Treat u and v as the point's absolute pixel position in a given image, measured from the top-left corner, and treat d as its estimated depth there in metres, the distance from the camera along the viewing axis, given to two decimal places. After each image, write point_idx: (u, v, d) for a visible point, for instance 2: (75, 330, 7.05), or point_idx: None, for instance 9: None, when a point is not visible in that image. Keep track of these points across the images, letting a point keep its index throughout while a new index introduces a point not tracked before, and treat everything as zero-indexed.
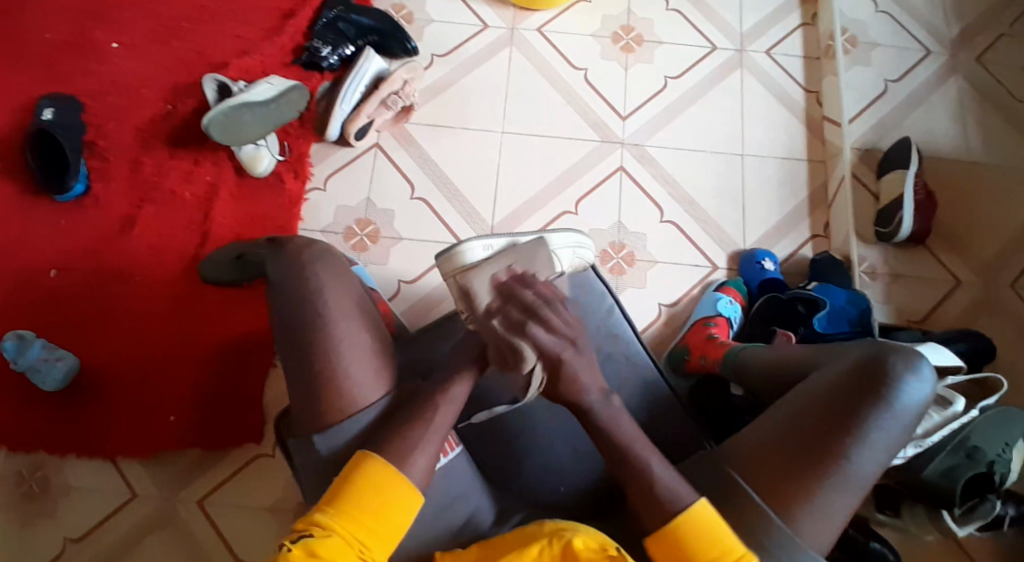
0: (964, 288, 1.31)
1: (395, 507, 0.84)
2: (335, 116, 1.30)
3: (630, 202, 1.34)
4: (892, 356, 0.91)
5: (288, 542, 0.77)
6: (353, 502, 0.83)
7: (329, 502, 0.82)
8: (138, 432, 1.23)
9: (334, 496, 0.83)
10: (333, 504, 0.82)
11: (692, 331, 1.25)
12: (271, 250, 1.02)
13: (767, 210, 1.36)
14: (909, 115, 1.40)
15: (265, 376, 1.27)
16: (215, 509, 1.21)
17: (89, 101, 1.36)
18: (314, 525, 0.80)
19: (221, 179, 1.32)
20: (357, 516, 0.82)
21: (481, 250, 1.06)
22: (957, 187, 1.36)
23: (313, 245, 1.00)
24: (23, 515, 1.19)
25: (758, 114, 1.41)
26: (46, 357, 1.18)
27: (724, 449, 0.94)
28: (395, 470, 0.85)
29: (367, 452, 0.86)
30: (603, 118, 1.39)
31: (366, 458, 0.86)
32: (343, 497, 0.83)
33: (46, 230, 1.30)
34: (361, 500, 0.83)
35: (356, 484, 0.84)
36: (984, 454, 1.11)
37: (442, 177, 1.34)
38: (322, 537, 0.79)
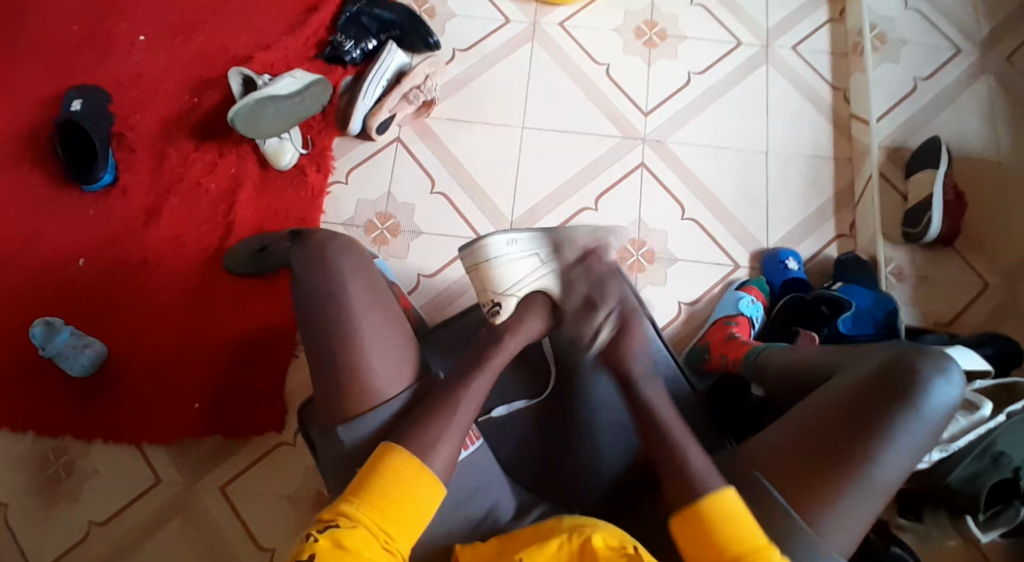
0: (994, 291, 1.28)
1: (420, 496, 0.85)
2: (357, 110, 1.31)
3: (651, 198, 1.33)
4: (920, 359, 0.90)
5: (314, 533, 0.79)
6: (379, 492, 0.84)
7: (353, 493, 0.83)
8: (162, 419, 1.25)
9: (359, 486, 0.84)
10: (358, 495, 0.83)
11: (712, 331, 1.24)
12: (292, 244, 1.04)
13: (791, 208, 1.34)
14: (940, 112, 1.37)
15: (287, 367, 1.29)
16: (236, 496, 1.23)
17: (118, 94, 1.38)
18: (341, 516, 0.82)
19: (246, 172, 1.34)
20: (382, 506, 0.83)
21: (505, 243, 1.05)
22: (988, 186, 1.33)
23: (331, 239, 1.00)
24: (49, 499, 1.22)
25: (782, 111, 1.39)
26: (74, 343, 1.21)
27: (746, 450, 0.94)
28: (418, 460, 0.86)
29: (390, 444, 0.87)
30: (626, 113, 1.38)
31: (390, 449, 0.87)
32: (368, 487, 0.84)
33: (75, 220, 1.32)
34: (386, 490, 0.84)
35: (381, 473, 0.85)
36: (1010, 460, 1.08)
37: (463, 172, 1.34)
38: (348, 527, 0.80)
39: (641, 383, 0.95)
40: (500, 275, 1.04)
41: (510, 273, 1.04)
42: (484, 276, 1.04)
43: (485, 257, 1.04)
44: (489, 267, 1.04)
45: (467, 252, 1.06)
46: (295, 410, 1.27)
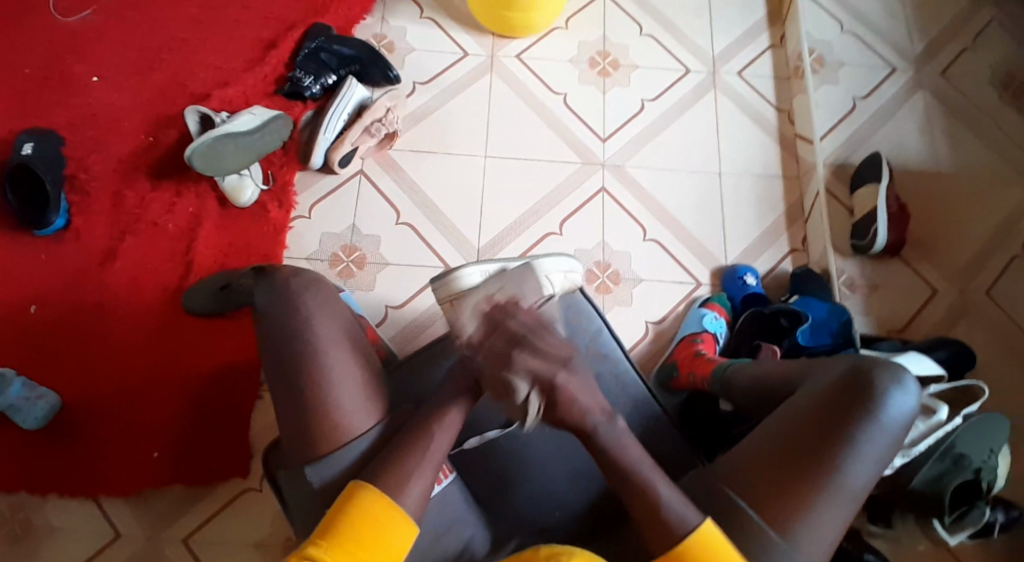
0: (940, 297, 1.34)
1: (390, 536, 0.83)
2: (319, 145, 1.31)
3: (613, 221, 1.36)
4: (876, 371, 0.93)
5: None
6: (347, 534, 0.81)
7: (321, 536, 0.81)
8: (122, 469, 1.20)
9: (326, 527, 0.82)
10: (326, 538, 0.81)
11: (679, 348, 1.26)
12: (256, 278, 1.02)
13: (747, 225, 1.39)
14: (879, 130, 1.45)
15: (253, 408, 1.26)
16: (202, 547, 1.19)
17: (70, 135, 1.35)
18: (308, 560, 0.79)
19: (205, 210, 1.32)
20: (352, 548, 0.81)
21: (477, 274, 1.07)
22: (926, 198, 1.40)
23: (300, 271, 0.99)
24: (0, 560, 1.16)
25: (732, 133, 1.45)
26: (27, 395, 1.16)
27: (717, 468, 0.96)
28: (391, 501, 0.84)
29: (361, 484, 0.85)
30: (585, 140, 1.42)
31: (359, 489, 0.85)
32: (336, 528, 0.82)
33: (25, 265, 1.28)
34: (355, 531, 0.82)
35: (349, 514, 0.83)
36: (970, 461, 1.13)
37: (427, 203, 1.35)
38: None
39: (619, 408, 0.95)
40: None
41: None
42: (458, 305, 1.05)
43: (456, 288, 1.06)
44: (460, 297, 1.06)
45: (440, 285, 1.08)
46: (263, 452, 1.24)
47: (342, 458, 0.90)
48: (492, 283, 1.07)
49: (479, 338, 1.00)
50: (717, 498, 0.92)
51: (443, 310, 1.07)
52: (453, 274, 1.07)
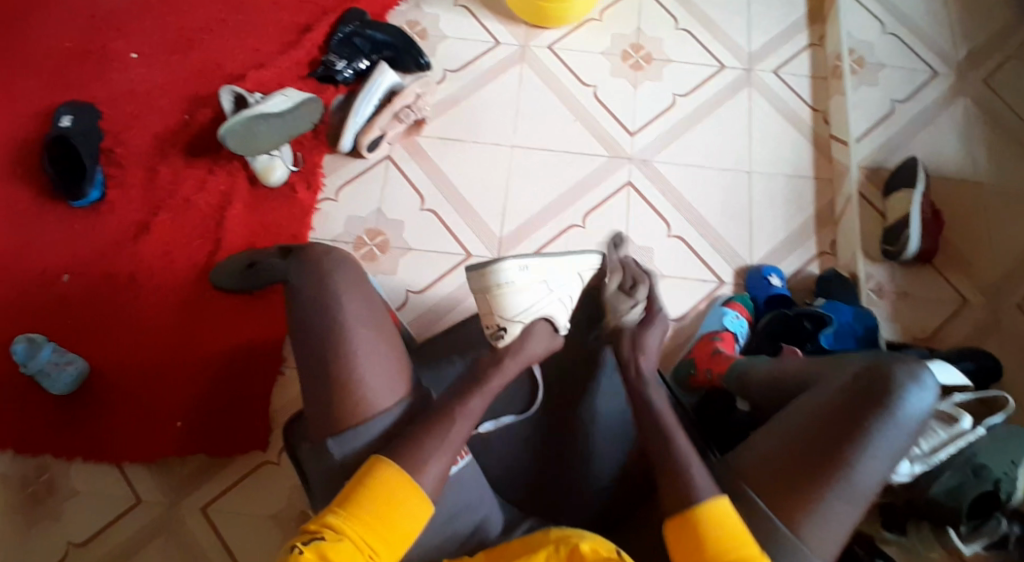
0: (971, 307, 1.31)
1: (407, 509, 0.84)
2: (348, 128, 1.33)
3: (638, 216, 1.36)
4: (894, 367, 0.92)
5: (299, 545, 0.78)
6: (364, 506, 0.82)
7: (339, 505, 0.82)
8: (145, 437, 1.23)
9: (346, 498, 0.83)
10: (344, 507, 0.82)
11: (697, 346, 1.25)
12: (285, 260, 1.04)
13: (775, 226, 1.37)
14: (916, 135, 1.41)
15: (274, 384, 1.28)
16: (219, 516, 1.21)
17: (109, 110, 1.39)
18: (326, 527, 0.80)
19: (236, 188, 1.34)
20: (368, 521, 0.81)
21: (516, 270, 1.01)
22: (962, 205, 1.36)
23: (328, 250, 1.01)
24: (28, 518, 1.20)
25: (764, 132, 1.42)
26: (56, 361, 1.20)
27: (728, 462, 0.95)
28: (407, 476, 0.85)
29: (380, 457, 0.86)
30: (614, 133, 1.41)
31: (378, 463, 0.86)
32: (354, 500, 0.83)
33: (61, 234, 1.32)
34: (372, 504, 0.83)
35: (367, 487, 0.84)
36: (990, 472, 1.10)
37: (453, 189, 1.36)
38: (333, 540, 0.79)
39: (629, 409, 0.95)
40: (510, 300, 1.01)
41: (518, 300, 1.01)
42: (492, 300, 1.01)
43: (494, 281, 1.01)
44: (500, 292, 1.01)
45: (474, 276, 1.02)
46: (280, 428, 1.26)
47: (367, 432, 0.91)
48: (531, 282, 1.03)
49: (502, 343, 1.01)
50: (727, 492, 0.91)
51: (474, 296, 1.03)
52: (491, 268, 1.00)
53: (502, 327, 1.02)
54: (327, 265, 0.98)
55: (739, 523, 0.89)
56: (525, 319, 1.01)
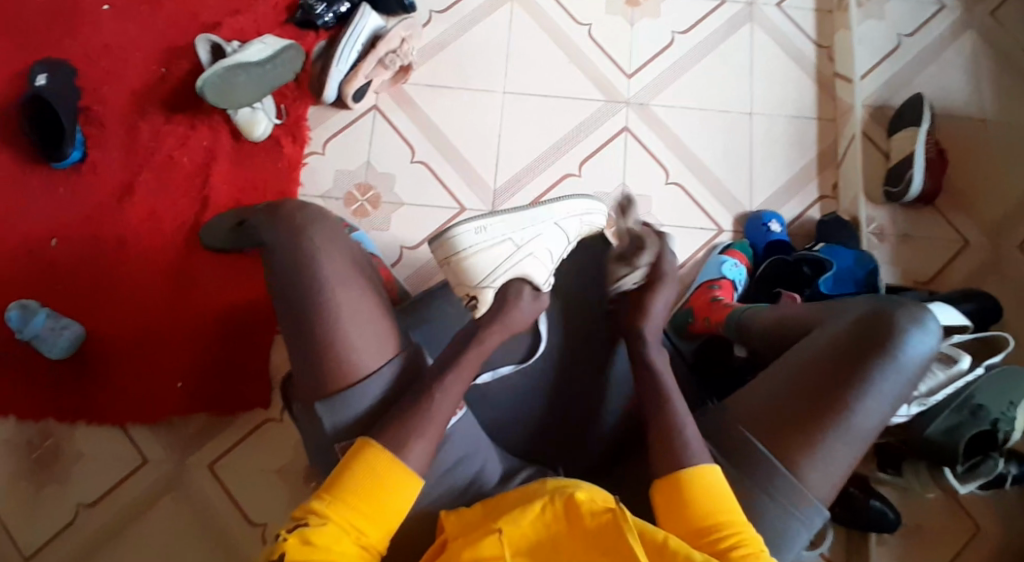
0: (972, 249, 1.29)
1: (394, 496, 0.82)
2: (332, 77, 1.27)
3: (634, 162, 1.32)
4: (896, 310, 0.93)
5: (284, 532, 0.78)
6: (350, 489, 0.81)
7: (325, 489, 0.81)
8: (147, 399, 1.24)
9: (331, 482, 0.82)
10: (330, 492, 0.81)
11: (696, 295, 1.25)
12: (265, 216, 1.01)
13: (776, 170, 1.33)
14: (923, 71, 1.36)
15: (271, 343, 1.28)
16: (226, 473, 1.24)
17: (82, 66, 1.33)
18: (312, 513, 0.79)
19: (219, 144, 1.30)
20: (354, 503, 0.80)
21: (472, 230, 1.00)
22: (967, 144, 1.33)
23: (308, 221, 0.98)
24: (36, 482, 1.22)
25: (766, 69, 1.37)
26: (52, 325, 1.19)
27: (726, 406, 0.96)
28: (394, 458, 0.83)
29: (368, 439, 0.84)
30: (610, 76, 1.35)
31: (365, 446, 0.84)
32: (341, 482, 0.81)
33: (46, 198, 1.28)
34: (357, 485, 0.81)
35: (353, 469, 0.82)
36: (987, 412, 1.13)
37: (444, 140, 1.31)
38: (316, 525, 0.78)
39: None
40: (472, 266, 1.00)
41: (479, 264, 1.00)
42: (454, 270, 1.01)
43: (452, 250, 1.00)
44: (458, 259, 1.00)
45: (436, 245, 1.01)
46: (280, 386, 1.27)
47: (362, 396, 0.90)
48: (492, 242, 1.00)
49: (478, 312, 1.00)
50: (727, 440, 0.93)
51: (445, 275, 1.04)
52: (448, 234, 0.99)
53: (473, 296, 1.00)
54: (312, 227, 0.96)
55: (739, 472, 0.90)
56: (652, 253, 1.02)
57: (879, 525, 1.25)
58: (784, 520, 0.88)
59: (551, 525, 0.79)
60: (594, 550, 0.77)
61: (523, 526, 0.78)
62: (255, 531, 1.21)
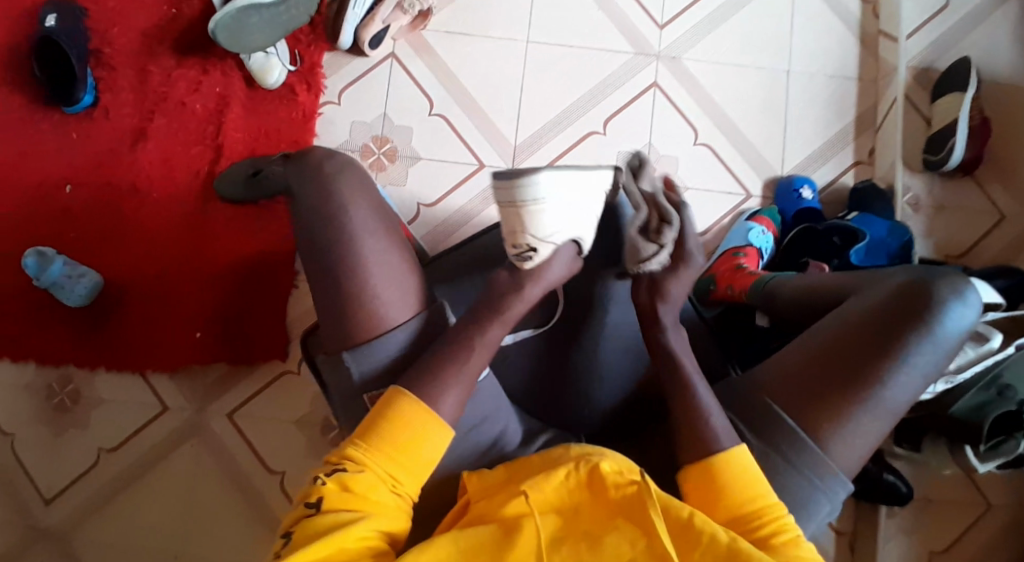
0: (1010, 223, 1.23)
1: (425, 445, 0.82)
2: (347, 22, 1.21)
3: (662, 121, 1.26)
4: (937, 281, 0.90)
5: (323, 475, 0.78)
6: (385, 436, 0.81)
7: (359, 436, 0.81)
8: (166, 349, 1.26)
9: (368, 428, 0.82)
10: (364, 438, 0.81)
11: (721, 261, 1.21)
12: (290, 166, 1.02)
13: (811, 133, 1.26)
14: (975, 29, 1.27)
15: (288, 295, 1.28)
16: (245, 422, 1.26)
17: (89, 4, 1.28)
18: (348, 459, 0.80)
19: (232, 90, 1.26)
20: (389, 451, 0.80)
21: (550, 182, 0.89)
22: (1017, 111, 1.25)
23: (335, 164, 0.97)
24: (58, 426, 1.24)
25: (809, 23, 1.28)
26: (69, 274, 1.20)
27: (750, 376, 0.94)
28: (428, 409, 0.82)
29: (399, 389, 0.83)
30: (640, 26, 1.27)
31: (397, 393, 0.83)
32: (377, 429, 0.81)
33: (57, 144, 1.26)
34: (393, 435, 0.81)
35: (389, 417, 0.82)
36: (1015, 393, 1.13)
37: (463, 93, 1.26)
38: (354, 471, 0.78)
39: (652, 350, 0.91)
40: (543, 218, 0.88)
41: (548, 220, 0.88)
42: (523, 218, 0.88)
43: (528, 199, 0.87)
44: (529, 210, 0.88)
45: (504, 187, 0.87)
46: (297, 340, 1.27)
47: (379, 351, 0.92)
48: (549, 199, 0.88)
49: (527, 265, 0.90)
50: (751, 408, 0.91)
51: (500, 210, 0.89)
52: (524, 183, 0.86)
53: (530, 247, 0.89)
54: (335, 175, 0.96)
55: (760, 438, 0.89)
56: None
57: (889, 498, 1.25)
58: (806, 490, 0.87)
59: (574, 494, 0.77)
60: (617, 520, 0.76)
61: (548, 492, 0.77)
62: (273, 478, 1.24)
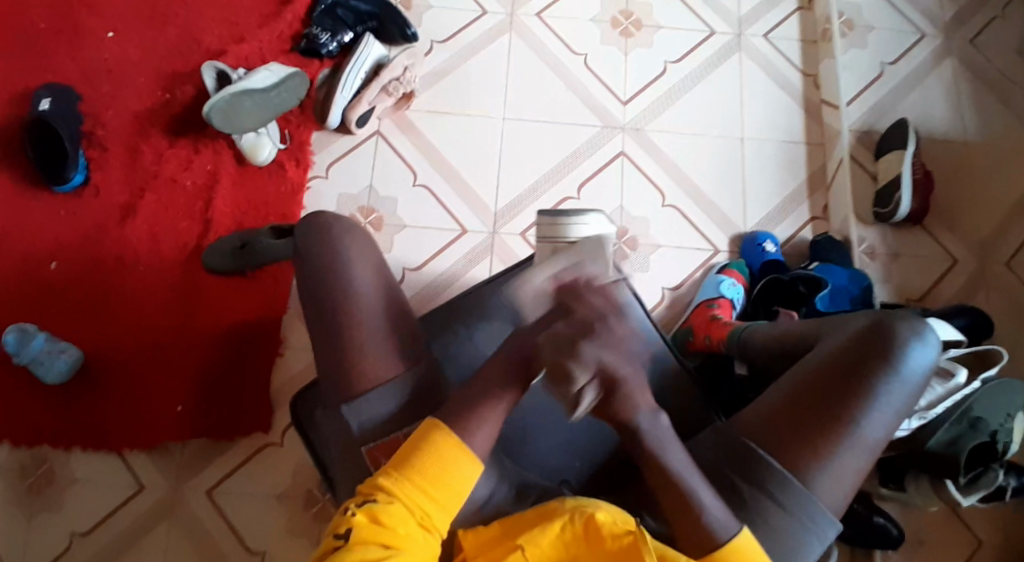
0: (960, 267, 1.33)
1: (457, 479, 0.80)
2: (336, 103, 1.30)
3: (632, 186, 1.35)
4: (897, 323, 0.94)
5: (353, 506, 0.76)
6: (418, 468, 0.79)
7: (392, 467, 0.79)
8: (147, 424, 1.22)
9: (402, 459, 0.80)
10: (396, 470, 0.79)
11: (696, 313, 1.27)
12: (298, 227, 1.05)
13: (768, 193, 1.37)
14: (905, 97, 1.41)
15: (275, 364, 1.28)
16: (226, 498, 1.21)
17: (86, 91, 1.34)
18: (378, 491, 0.77)
19: (222, 167, 1.31)
20: (422, 483, 0.78)
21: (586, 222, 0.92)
22: (952, 166, 1.38)
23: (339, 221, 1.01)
24: (29, 509, 1.19)
25: (756, 96, 1.42)
26: (50, 349, 1.18)
27: (733, 421, 0.97)
28: (464, 444, 0.81)
29: (435, 421, 0.82)
30: (606, 102, 1.39)
31: (435, 427, 0.81)
32: (410, 459, 0.79)
33: (46, 221, 1.28)
34: (425, 467, 0.79)
35: (423, 449, 0.80)
36: (986, 424, 1.15)
37: (445, 164, 1.34)
38: (385, 503, 0.76)
39: None
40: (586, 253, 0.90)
41: (593, 254, 0.91)
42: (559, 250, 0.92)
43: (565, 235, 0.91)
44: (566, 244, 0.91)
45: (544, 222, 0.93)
46: (283, 409, 1.26)
47: (378, 404, 0.90)
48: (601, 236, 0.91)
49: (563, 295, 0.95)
50: (737, 451, 0.94)
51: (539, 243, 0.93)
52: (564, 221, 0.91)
53: None
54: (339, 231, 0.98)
55: (749, 479, 0.91)
56: (593, 376, 0.74)
57: (883, 543, 1.25)
58: (798, 531, 0.89)
59: (571, 545, 0.79)
60: None
61: (546, 547, 0.79)
62: (254, 557, 1.19)
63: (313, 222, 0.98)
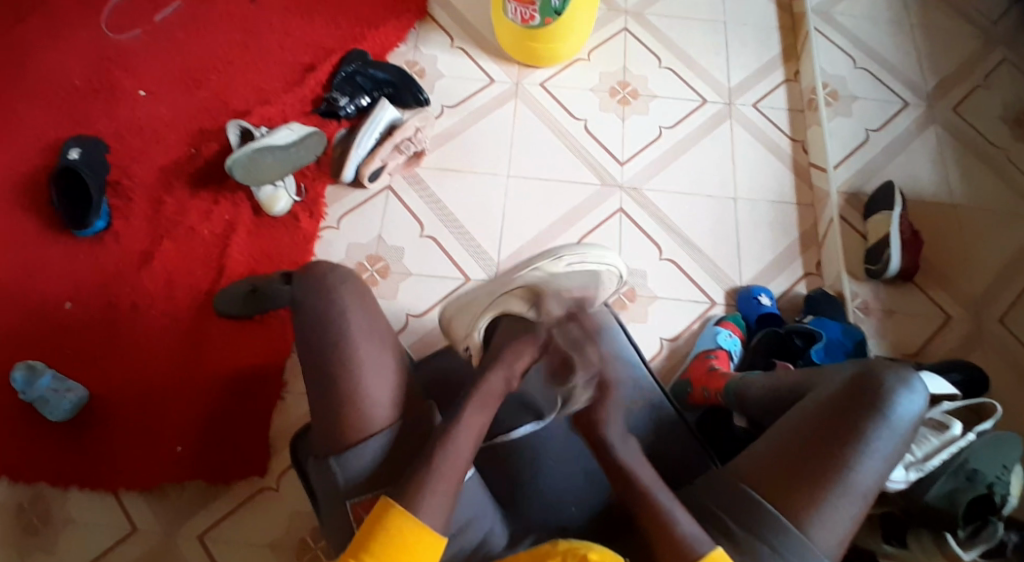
0: (954, 323, 1.35)
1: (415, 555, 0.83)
2: (350, 159, 1.38)
3: (629, 240, 1.40)
4: (883, 371, 0.95)
5: None
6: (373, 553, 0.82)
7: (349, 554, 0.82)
8: (146, 462, 1.23)
9: (357, 545, 0.83)
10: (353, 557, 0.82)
11: (693, 364, 1.28)
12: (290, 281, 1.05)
13: (762, 249, 1.42)
14: (892, 161, 1.48)
15: (277, 406, 1.29)
16: (218, 543, 1.20)
17: (115, 145, 1.43)
18: None
19: (240, 218, 1.38)
20: None
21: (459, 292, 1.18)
22: (939, 225, 1.43)
23: (333, 269, 1.01)
24: (22, 548, 1.19)
25: (747, 159, 1.49)
26: (56, 388, 1.21)
27: (727, 468, 0.97)
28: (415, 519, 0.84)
29: (388, 501, 0.85)
30: (606, 162, 1.47)
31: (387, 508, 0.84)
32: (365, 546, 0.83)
33: (65, 264, 1.34)
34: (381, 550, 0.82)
35: (377, 532, 0.83)
36: (983, 476, 1.07)
37: (451, 217, 1.40)
38: None
39: (620, 443, 0.95)
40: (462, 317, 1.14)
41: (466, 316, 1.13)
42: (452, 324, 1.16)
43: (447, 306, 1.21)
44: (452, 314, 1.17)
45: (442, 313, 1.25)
46: (282, 453, 1.26)
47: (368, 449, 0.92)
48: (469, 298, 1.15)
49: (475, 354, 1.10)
50: (732, 496, 0.93)
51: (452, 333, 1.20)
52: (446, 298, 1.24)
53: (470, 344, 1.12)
54: (333, 279, 0.99)
55: (745, 523, 0.90)
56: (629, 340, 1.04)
57: None
58: None
59: None
60: None
61: None
62: None
63: (307, 274, 1.00)
